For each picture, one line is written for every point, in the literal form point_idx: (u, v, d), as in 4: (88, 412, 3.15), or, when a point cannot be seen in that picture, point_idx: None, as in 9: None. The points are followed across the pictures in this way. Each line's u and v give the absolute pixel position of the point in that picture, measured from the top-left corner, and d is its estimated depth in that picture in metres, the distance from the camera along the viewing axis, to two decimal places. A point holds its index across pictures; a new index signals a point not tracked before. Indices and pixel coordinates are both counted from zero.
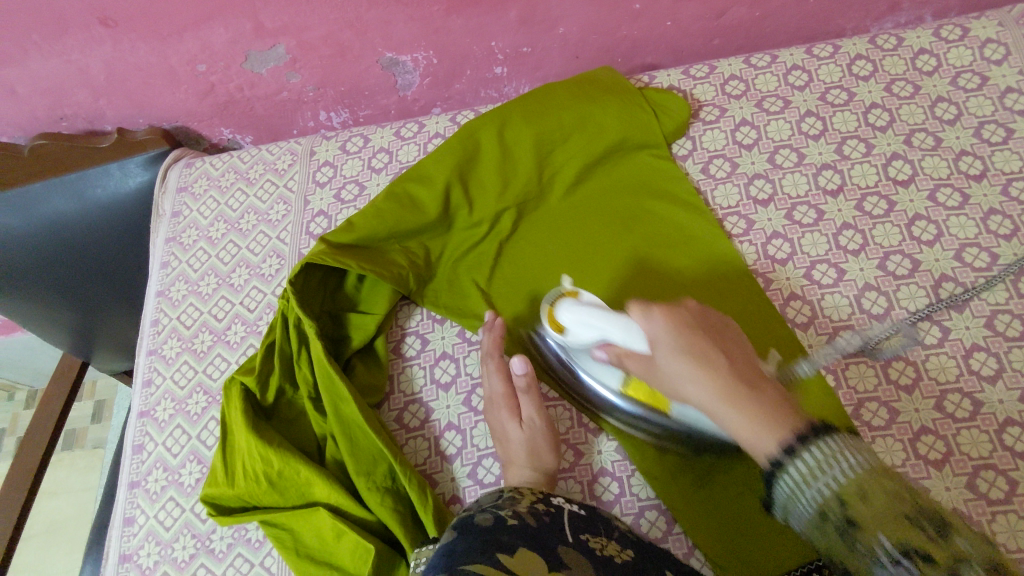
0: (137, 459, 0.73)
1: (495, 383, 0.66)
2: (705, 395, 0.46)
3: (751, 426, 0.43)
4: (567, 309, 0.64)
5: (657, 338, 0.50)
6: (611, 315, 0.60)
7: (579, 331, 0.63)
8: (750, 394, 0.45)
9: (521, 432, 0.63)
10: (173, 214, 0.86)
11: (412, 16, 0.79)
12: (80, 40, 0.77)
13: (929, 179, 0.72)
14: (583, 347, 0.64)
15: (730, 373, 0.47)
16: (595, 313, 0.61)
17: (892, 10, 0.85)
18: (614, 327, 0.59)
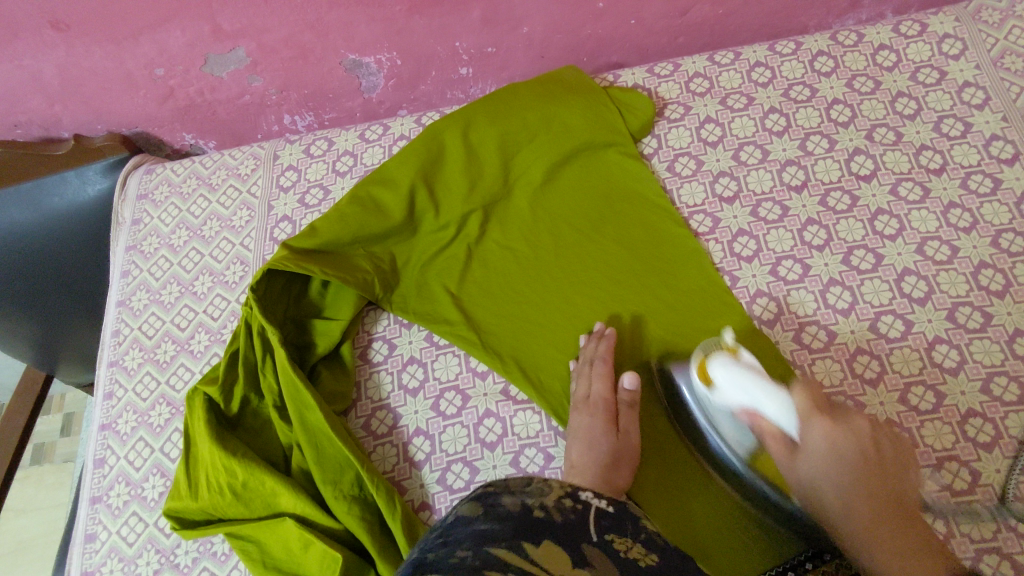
0: (99, 473, 0.71)
1: (602, 388, 0.65)
2: (856, 511, 0.51)
3: (895, 553, 0.48)
4: (720, 367, 0.58)
5: (812, 442, 0.54)
6: (767, 384, 0.57)
7: (728, 393, 0.58)
8: (896, 530, 0.49)
9: (614, 441, 0.62)
10: (133, 222, 0.85)
11: (374, 16, 0.78)
12: (31, 45, 0.75)
13: (891, 174, 0.73)
14: (727, 407, 0.59)
15: (873, 505, 0.52)
16: (757, 381, 0.56)
17: (853, 7, 0.85)
18: (769, 401, 0.56)
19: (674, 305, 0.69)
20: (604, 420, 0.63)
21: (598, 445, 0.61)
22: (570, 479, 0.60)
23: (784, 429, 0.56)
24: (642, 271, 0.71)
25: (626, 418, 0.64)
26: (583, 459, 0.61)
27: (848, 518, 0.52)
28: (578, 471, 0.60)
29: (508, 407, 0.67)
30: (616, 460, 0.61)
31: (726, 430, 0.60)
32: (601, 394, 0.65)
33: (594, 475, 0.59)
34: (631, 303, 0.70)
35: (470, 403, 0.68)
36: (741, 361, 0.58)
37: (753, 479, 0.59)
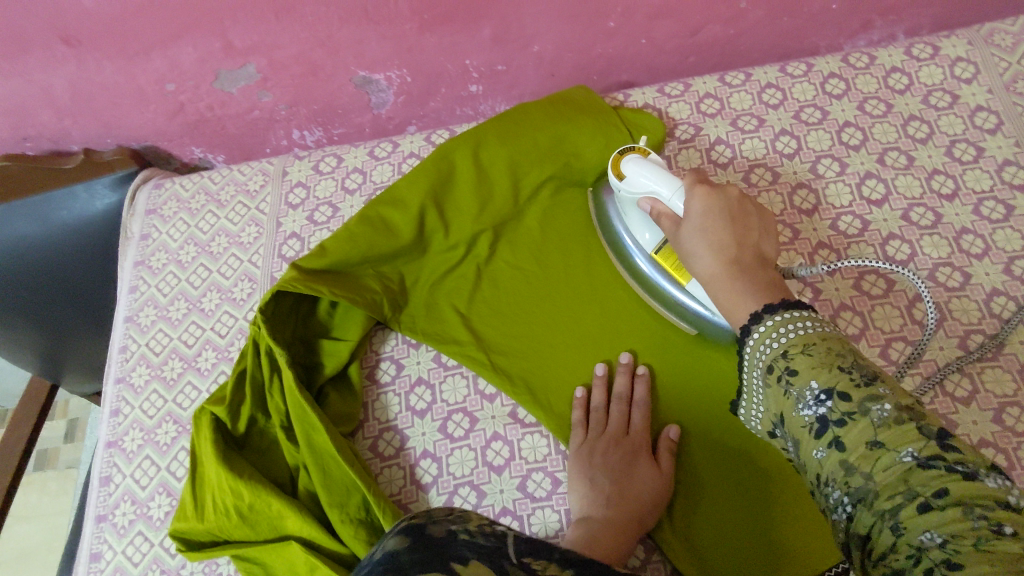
0: (104, 491, 0.71)
1: (639, 424, 0.64)
2: (710, 268, 0.51)
3: (735, 296, 0.48)
4: (631, 162, 0.64)
5: (688, 205, 0.55)
6: (668, 175, 0.61)
7: (634, 182, 0.64)
8: (743, 270, 0.49)
9: (658, 482, 0.60)
10: (141, 236, 0.85)
11: (385, 34, 0.78)
12: (42, 60, 0.75)
13: (902, 198, 0.73)
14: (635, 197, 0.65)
15: (738, 252, 0.50)
16: (658, 170, 0.62)
17: (865, 28, 0.85)
18: (665, 186, 0.60)
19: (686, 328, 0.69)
20: (645, 459, 0.62)
21: (640, 482, 0.60)
22: (602, 510, 0.58)
23: (674, 207, 0.58)
24: None
25: (667, 460, 0.62)
26: (621, 492, 0.59)
27: (713, 256, 0.51)
28: (617, 504, 0.59)
29: (516, 430, 0.67)
30: (658, 500, 0.60)
31: (637, 229, 0.68)
32: (641, 434, 0.64)
33: (629, 510, 0.59)
34: (642, 326, 0.70)
35: (477, 425, 0.68)
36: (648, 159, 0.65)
37: (659, 276, 0.67)
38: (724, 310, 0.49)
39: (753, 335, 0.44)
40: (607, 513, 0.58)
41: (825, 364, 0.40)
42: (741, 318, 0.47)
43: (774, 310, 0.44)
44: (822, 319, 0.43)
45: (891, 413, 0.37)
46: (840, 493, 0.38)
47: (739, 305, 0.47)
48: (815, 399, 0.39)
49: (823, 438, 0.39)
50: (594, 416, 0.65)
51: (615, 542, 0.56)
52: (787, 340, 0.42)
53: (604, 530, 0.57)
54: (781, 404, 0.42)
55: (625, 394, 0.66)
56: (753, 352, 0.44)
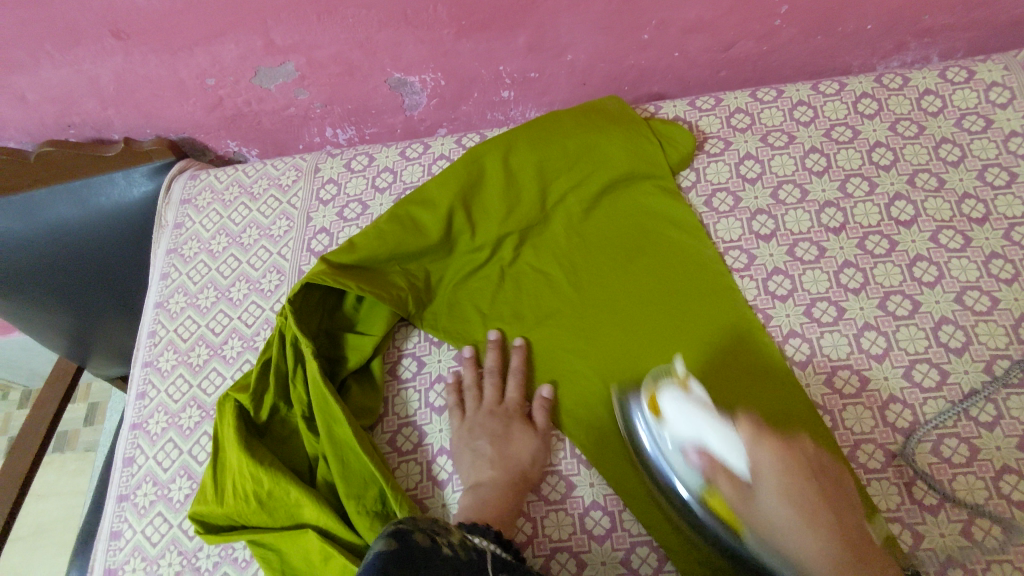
0: (127, 471, 0.73)
1: (512, 392, 0.68)
2: (807, 545, 0.51)
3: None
4: (671, 403, 0.59)
5: (760, 466, 0.55)
6: (716, 419, 0.57)
7: (678, 426, 0.58)
8: (859, 563, 0.50)
9: (535, 440, 0.65)
10: (175, 225, 0.87)
11: (422, 38, 0.79)
12: (91, 51, 0.78)
13: (931, 221, 0.72)
14: (675, 451, 0.59)
15: (835, 531, 0.52)
16: (706, 416, 0.57)
17: (899, 49, 0.85)
18: (713, 431, 0.56)
19: (699, 338, 0.68)
20: (519, 421, 0.67)
21: (518, 444, 0.65)
22: (489, 474, 0.63)
23: (738, 470, 0.55)
24: (674, 306, 0.70)
25: (541, 416, 0.67)
26: (502, 456, 0.64)
27: (813, 545, 0.51)
28: (501, 466, 0.63)
29: None
30: (535, 457, 0.65)
31: (677, 462, 0.59)
32: (512, 401, 0.68)
33: (511, 469, 0.63)
34: (659, 337, 0.69)
35: None
36: (691, 396, 0.59)
37: (698, 508, 0.58)
38: None
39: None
40: (493, 476, 0.63)
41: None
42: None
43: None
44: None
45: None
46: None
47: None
48: None
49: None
50: (468, 390, 0.69)
51: (503, 502, 0.61)
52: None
53: (495, 492, 0.61)
54: None
55: (496, 367, 0.70)
56: None
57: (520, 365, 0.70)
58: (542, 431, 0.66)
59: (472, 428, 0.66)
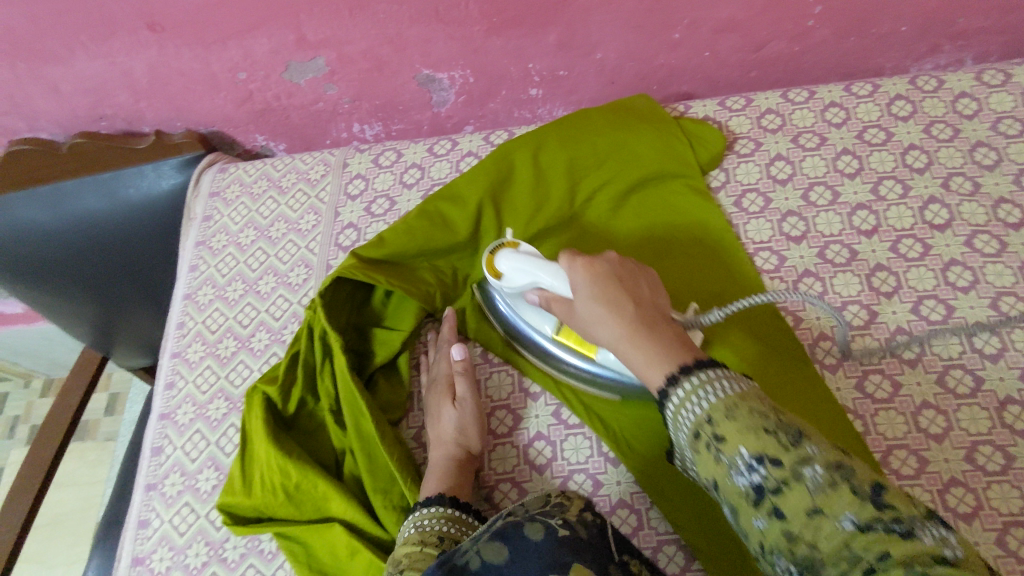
0: (155, 461, 0.73)
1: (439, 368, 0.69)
2: (612, 335, 0.51)
3: (647, 358, 0.48)
4: (503, 258, 0.64)
5: (576, 286, 0.54)
6: (544, 261, 0.61)
7: (513, 278, 0.64)
8: (649, 335, 0.49)
9: (453, 409, 0.65)
10: (204, 218, 0.88)
11: (453, 34, 0.79)
12: (126, 43, 0.78)
13: (966, 225, 0.71)
14: (517, 292, 0.65)
15: (636, 314, 0.51)
16: (532, 260, 0.62)
17: (933, 52, 0.84)
18: (546, 271, 0.60)
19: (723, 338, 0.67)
20: (444, 395, 0.66)
21: (444, 418, 0.65)
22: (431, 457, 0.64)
23: (563, 294, 0.59)
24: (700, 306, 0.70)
25: (459, 383, 0.66)
26: (434, 437, 0.64)
27: (613, 322, 0.50)
28: (436, 449, 0.64)
29: (559, 431, 0.67)
30: (462, 428, 0.64)
31: (535, 321, 0.68)
32: (441, 371, 0.68)
33: (448, 448, 0.63)
34: None
35: (522, 424, 0.68)
36: (519, 250, 0.65)
37: (565, 353, 0.67)
38: (642, 377, 0.48)
39: (672, 401, 0.44)
40: (432, 458, 0.63)
41: (751, 427, 0.39)
42: (655, 379, 0.46)
43: (689, 372, 0.44)
44: (740, 379, 0.43)
45: (824, 475, 0.36)
46: (786, 565, 0.36)
47: (651, 365, 0.47)
48: (744, 467, 0.39)
49: (762, 507, 0.38)
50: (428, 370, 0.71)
51: (460, 476, 0.61)
52: (711, 399, 0.42)
53: (438, 471, 0.62)
54: (714, 470, 0.41)
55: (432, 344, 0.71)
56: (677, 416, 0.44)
57: (450, 332, 0.71)
58: (463, 399, 0.65)
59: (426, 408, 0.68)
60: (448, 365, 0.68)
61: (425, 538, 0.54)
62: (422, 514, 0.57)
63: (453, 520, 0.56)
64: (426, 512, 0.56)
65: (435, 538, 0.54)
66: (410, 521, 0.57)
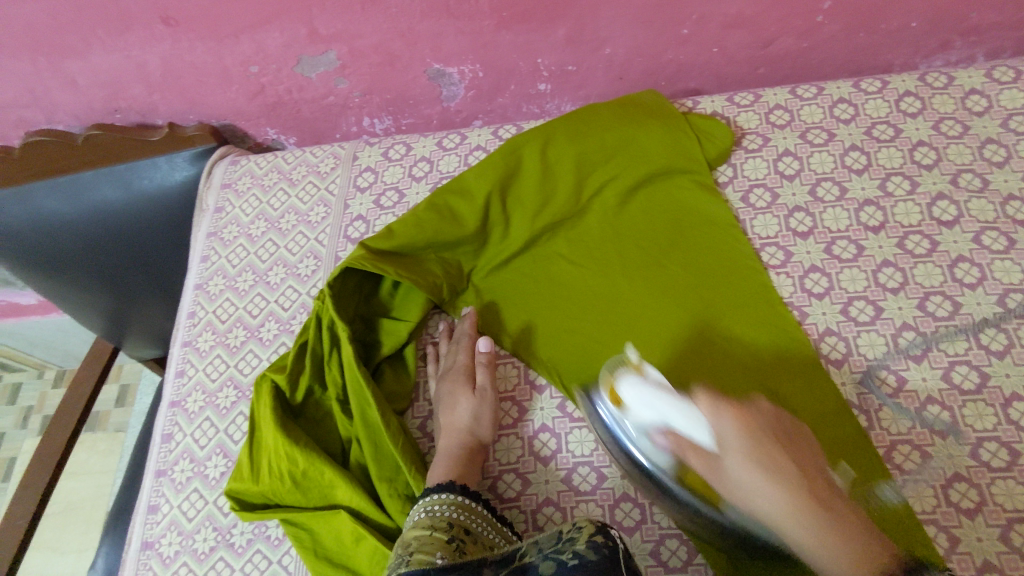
0: (165, 448, 0.74)
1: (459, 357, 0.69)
2: (774, 506, 0.44)
3: (822, 537, 0.42)
4: (629, 388, 0.56)
5: (725, 438, 0.48)
6: (674, 397, 0.53)
7: (637, 409, 0.55)
8: (823, 510, 0.43)
9: (473, 399, 0.66)
10: (215, 209, 0.89)
11: (463, 29, 0.80)
12: (141, 37, 0.80)
13: (974, 221, 0.71)
14: (641, 428, 0.55)
15: (806, 488, 0.45)
16: (665, 395, 0.53)
17: (943, 48, 0.84)
18: (676, 410, 0.52)
19: (731, 330, 0.68)
20: (462, 385, 0.67)
21: (461, 405, 0.66)
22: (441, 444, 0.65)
23: (701, 440, 0.49)
24: (708, 298, 0.70)
25: (482, 374, 0.68)
26: (448, 424, 0.65)
27: (779, 493, 0.44)
28: (449, 436, 0.65)
29: (564, 423, 0.68)
30: (477, 417, 0.65)
31: (652, 448, 0.55)
32: (460, 361, 0.69)
33: (460, 437, 0.64)
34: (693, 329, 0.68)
35: (528, 415, 0.69)
36: (648, 377, 0.55)
37: (682, 491, 0.55)
38: (808, 555, 0.42)
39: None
40: (442, 444, 0.64)
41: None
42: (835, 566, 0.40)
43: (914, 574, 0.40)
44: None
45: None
46: None
47: (830, 549, 0.41)
48: None
49: None
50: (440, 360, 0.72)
51: (468, 465, 0.62)
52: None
53: (449, 458, 0.62)
54: None
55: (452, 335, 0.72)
56: None
57: (472, 327, 0.72)
58: (481, 389, 0.67)
59: (438, 396, 0.69)
60: (470, 356, 0.69)
61: (435, 523, 0.54)
62: (432, 500, 0.56)
63: (461, 507, 0.56)
64: (436, 498, 0.56)
65: (446, 522, 0.54)
66: (419, 508, 0.57)
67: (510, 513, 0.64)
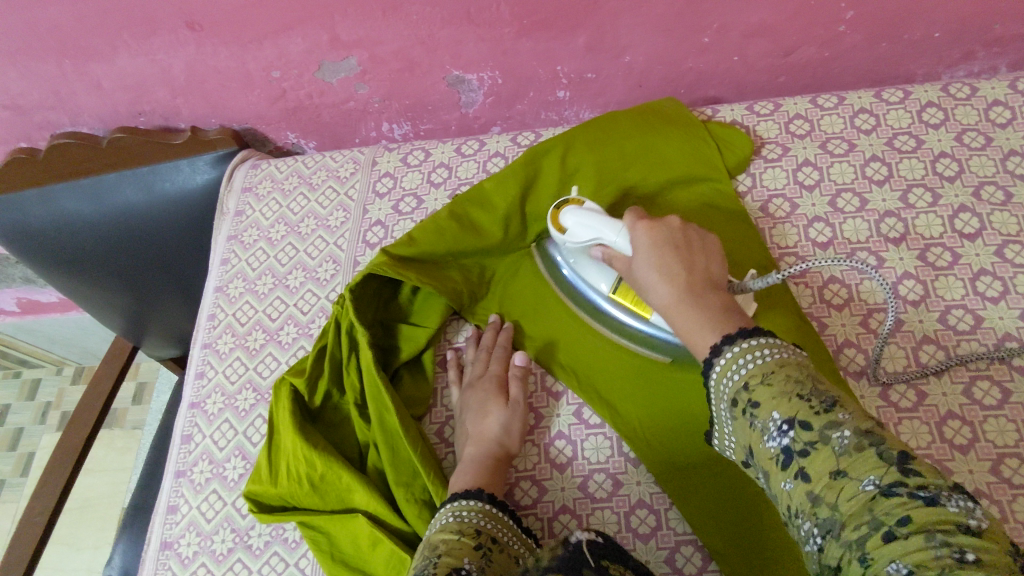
0: (185, 449, 0.75)
1: (492, 366, 0.70)
2: (665, 298, 0.51)
3: (695, 322, 0.49)
4: (570, 215, 0.66)
5: (635, 242, 0.56)
6: (609, 218, 0.63)
7: (577, 233, 0.66)
8: (699, 295, 0.50)
9: (504, 411, 0.66)
10: (236, 213, 0.90)
11: (483, 36, 0.80)
12: (166, 42, 0.81)
13: (997, 235, 0.71)
14: (579, 247, 0.67)
15: (689, 269, 0.52)
16: (597, 216, 0.64)
17: (966, 58, 0.83)
18: (609, 228, 0.62)
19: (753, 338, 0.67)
20: (494, 394, 0.67)
21: (493, 415, 0.65)
22: (466, 451, 0.64)
23: (622, 247, 0.60)
24: None
25: (516, 387, 0.68)
26: (476, 432, 0.65)
27: (668, 288, 0.51)
28: (476, 444, 0.64)
29: (580, 431, 0.68)
30: (507, 428, 0.65)
31: (590, 275, 0.71)
32: (492, 370, 0.69)
33: (487, 445, 0.64)
34: None
35: (546, 423, 0.69)
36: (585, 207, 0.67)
37: (614, 308, 0.70)
38: (685, 339, 0.50)
39: (717, 364, 0.46)
40: (469, 452, 0.64)
41: (784, 393, 0.41)
42: (704, 343, 0.48)
43: (737, 340, 0.45)
44: (786, 347, 0.44)
45: (852, 440, 0.37)
46: (809, 524, 0.38)
47: (699, 331, 0.48)
48: (778, 430, 0.40)
49: (789, 469, 0.39)
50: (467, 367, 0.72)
51: (493, 473, 0.62)
52: (751, 367, 0.43)
53: (475, 465, 0.62)
54: (751, 438, 0.42)
55: (487, 344, 0.72)
56: (719, 386, 0.45)
57: (508, 341, 0.72)
58: (514, 401, 0.67)
59: (464, 404, 0.69)
60: (504, 367, 0.70)
61: (462, 528, 0.54)
62: (460, 505, 0.56)
63: (488, 514, 0.56)
64: (463, 505, 0.56)
65: (473, 529, 0.54)
66: (445, 512, 0.56)
67: (526, 520, 0.64)
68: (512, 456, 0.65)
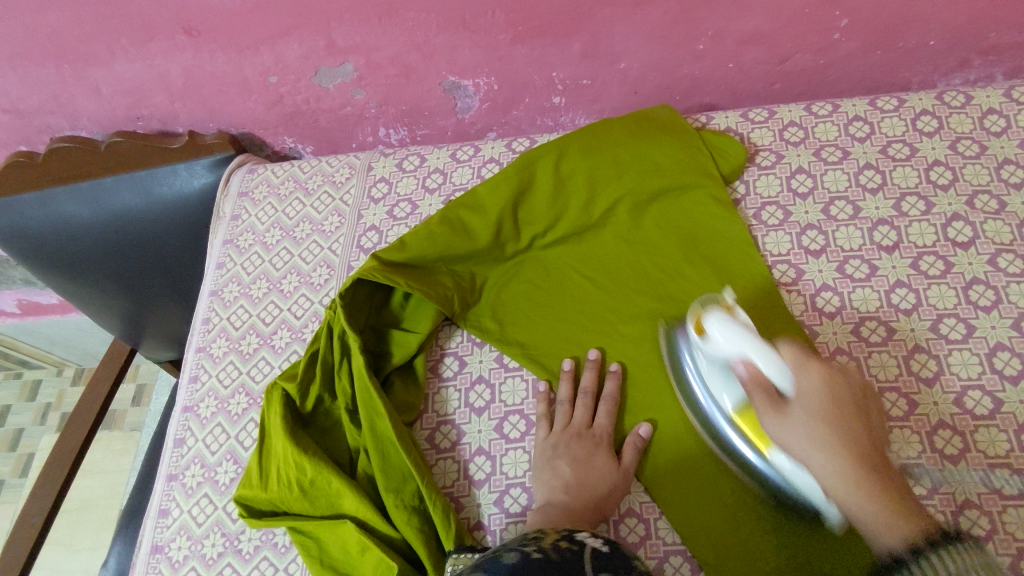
0: (177, 452, 0.75)
1: (601, 420, 0.66)
2: (831, 467, 0.50)
3: (867, 499, 0.49)
4: (715, 321, 0.60)
5: (805, 389, 0.53)
6: (755, 337, 0.57)
7: (721, 347, 0.59)
8: (879, 480, 0.49)
9: (615, 473, 0.63)
10: (232, 216, 0.90)
11: (478, 42, 0.80)
12: (164, 47, 0.81)
13: (990, 243, 0.70)
14: (718, 360, 0.61)
15: (867, 438, 0.51)
16: (746, 334, 0.58)
17: (962, 66, 0.83)
18: (755, 348, 0.56)
19: None
20: (604, 452, 0.64)
21: (601, 473, 0.63)
22: (561, 497, 0.61)
23: (779, 385, 0.54)
24: None
25: (630, 455, 0.64)
26: (581, 482, 0.62)
27: (841, 477, 0.49)
28: (575, 492, 0.61)
29: None
30: (612, 490, 0.62)
31: (716, 387, 0.62)
32: (602, 428, 0.66)
33: (584, 498, 0.61)
34: None
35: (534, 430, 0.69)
36: (735, 318, 0.60)
37: (733, 433, 0.61)
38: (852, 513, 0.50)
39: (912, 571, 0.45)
40: (565, 500, 0.61)
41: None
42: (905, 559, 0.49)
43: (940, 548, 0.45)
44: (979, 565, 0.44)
45: None
46: None
47: (887, 527, 0.47)
48: None
49: None
50: (560, 407, 0.68)
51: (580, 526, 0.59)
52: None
53: (566, 513, 0.59)
54: None
55: (591, 389, 0.68)
56: None
57: (615, 391, 0.68)
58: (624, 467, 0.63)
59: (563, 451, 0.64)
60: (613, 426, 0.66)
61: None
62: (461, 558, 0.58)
63: None
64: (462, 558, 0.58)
65: None
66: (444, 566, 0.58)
67: (515, 527, 0.64)
68: (604, 516, 0.62)
